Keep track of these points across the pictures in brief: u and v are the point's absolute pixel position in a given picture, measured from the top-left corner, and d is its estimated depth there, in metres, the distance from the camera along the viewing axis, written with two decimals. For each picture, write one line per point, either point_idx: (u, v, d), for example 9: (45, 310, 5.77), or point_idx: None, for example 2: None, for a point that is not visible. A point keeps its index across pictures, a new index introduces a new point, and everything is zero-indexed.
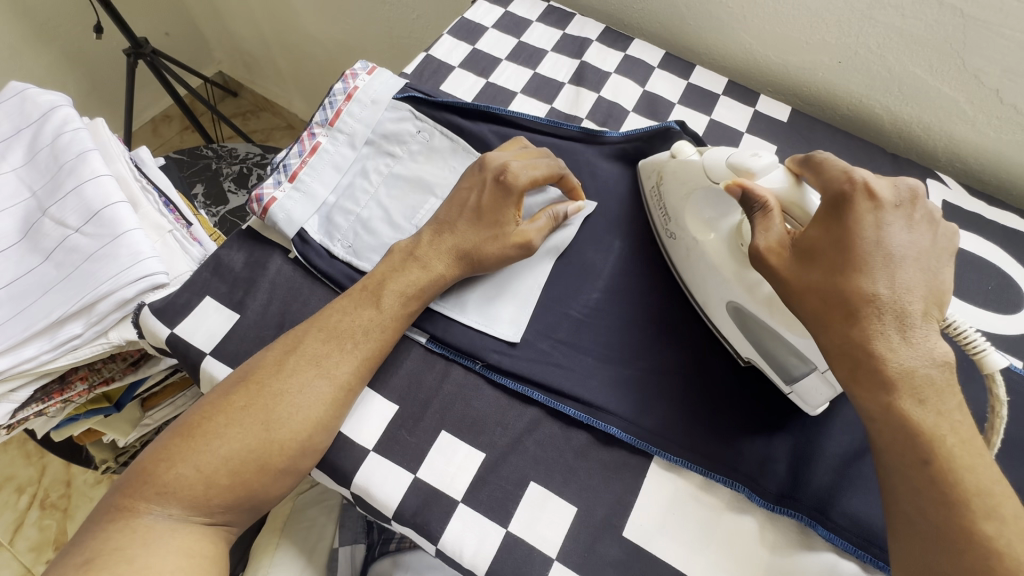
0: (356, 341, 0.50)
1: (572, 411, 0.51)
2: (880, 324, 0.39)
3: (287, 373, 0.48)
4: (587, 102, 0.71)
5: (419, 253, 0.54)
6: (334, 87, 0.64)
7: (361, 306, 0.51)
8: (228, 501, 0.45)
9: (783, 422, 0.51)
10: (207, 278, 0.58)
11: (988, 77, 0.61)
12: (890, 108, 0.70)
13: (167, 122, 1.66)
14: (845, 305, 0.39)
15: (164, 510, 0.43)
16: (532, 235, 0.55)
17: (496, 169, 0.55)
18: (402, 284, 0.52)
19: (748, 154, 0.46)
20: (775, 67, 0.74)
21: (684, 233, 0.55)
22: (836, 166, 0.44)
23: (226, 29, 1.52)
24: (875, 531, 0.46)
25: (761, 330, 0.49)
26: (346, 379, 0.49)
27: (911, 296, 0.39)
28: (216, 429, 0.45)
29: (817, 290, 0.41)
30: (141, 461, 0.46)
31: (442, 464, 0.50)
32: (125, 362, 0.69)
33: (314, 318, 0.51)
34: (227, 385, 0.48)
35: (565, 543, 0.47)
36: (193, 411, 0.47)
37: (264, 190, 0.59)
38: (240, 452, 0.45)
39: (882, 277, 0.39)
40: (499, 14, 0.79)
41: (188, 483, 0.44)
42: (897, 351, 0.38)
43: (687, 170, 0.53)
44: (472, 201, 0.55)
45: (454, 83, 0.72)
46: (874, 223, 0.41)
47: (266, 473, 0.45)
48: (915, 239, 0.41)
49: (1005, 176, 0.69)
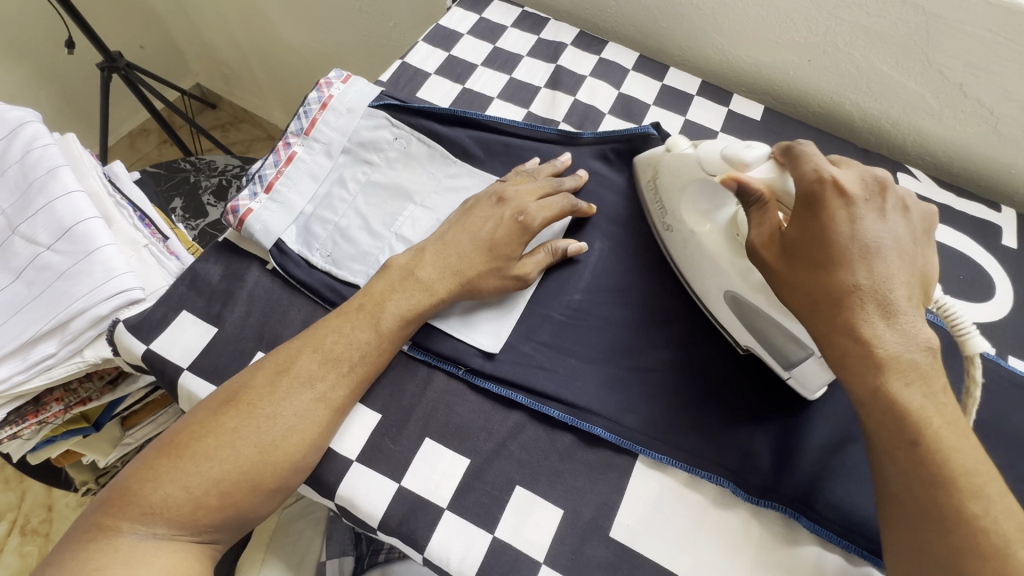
0: (353, 364, 0.49)
1: (557, 413, 0.51)
2: (863, 312, 0.39)
3: (280, 394, 0.47)
4: (563, 105, 0.72)
5: (420, 273, 0.53)
6: (309, 95, 0.64)
7: (359, 328, 0.50)
8: (216, 520, 0.44)
9: (765, 417, 0.51)
10: (184, 292, 0.58)
11: (952, 73, 0.63)
12: (861, 104, 0.72)
13: (145, 136, 1.65)
14: (829, 299, 0.40)
15: (149, 531, 0.42)
16: (530, 268, 0.55)
17: (514, 205, 0.57)
18: (382, 293, 0.52)
19: (741, 146, 0.47)
20: (748, 67, 0.76)
21: (681, 225, 0.55)
22: (815, 155, 0.44)
23: (202, 41, 1.51)
24: (859, 519, 0.47)
25: (756, 317, 0.50)
26: (338, 399, 0.48)
27: (892, 282, 0.40)
28: (206, 450, 0.44)
29: (805, 286, 0.42)
30: (124, 480, 0.44)
31: (427, 472, 0.49)
32: (102, 380, 0.67)
33: (306, 337, 0.50)
34: (216, 403, 0.47)
35: (553, 545, 0.47)
36: (181, 428, 0.46)
37: (240, 202, 0.59)
38: (230, 472, 0.44)
39: (861, 268, 0.40)
40: (474, 20, 0.80)
41: (176, 504, 0.43)
42: (881, 336, 0.38)
43: (682, 163, 0.54)
44: (484, 227, 0.56)
45: (431, 90, 0.73)
46: (848, 219, 0.41)
47: (258, 493, 0.45)
48: (892, 228, 0.42)
49: (972, 169, 0.70)
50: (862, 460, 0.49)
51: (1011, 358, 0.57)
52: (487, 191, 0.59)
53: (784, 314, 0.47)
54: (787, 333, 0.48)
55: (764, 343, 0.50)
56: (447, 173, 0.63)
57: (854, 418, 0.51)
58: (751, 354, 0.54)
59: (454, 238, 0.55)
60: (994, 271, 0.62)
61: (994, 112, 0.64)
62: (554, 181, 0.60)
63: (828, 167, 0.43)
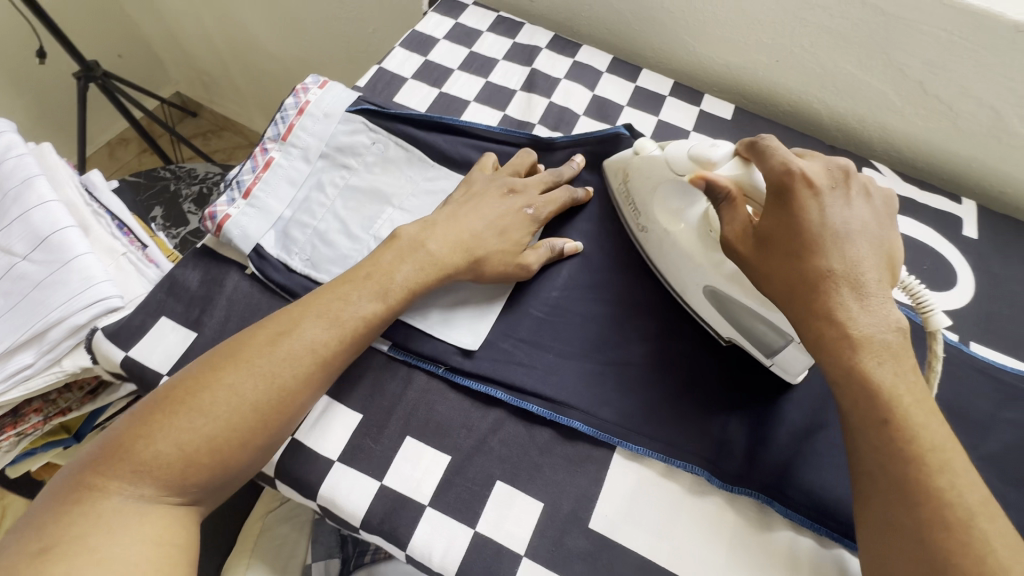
0: (355, 332, 0.50)
1: (536, 407, 0.52)
2: (838, 296, 0.41)
3: (279, 355, 0.47)
4: (538, 108, 0.73)
5: (428, 241, 0.54)
6: (286, 101, 0.65)
7: (364, 296, 0.51)
8: (205, 479, 0.44)
9: (738, 407, 0.52)
10: (163, 298, 0.58)
11: (911, 71, 0.65)
12: (827, 102, 0.74)
13: (124, 145, 1.63)
14: (805, 283, 0.42)
15: (137, 488, 0.42)
16: (531, 258, 0.57)
17: (524, 198, 0.60)
18: (367, 270, 0.52)
19: (706, 146, 0.49)
20: (718, 68, 0.78)
21: (654, 225, 0.57)
22: (779, 150, 0.45)
23: (181, 49, 1.51)
24: (829, 503, 0.48)
25: (734, 308, 0.51)
26: (335, 361, 0.49)
27: (864, 265, 0.41)
28: (202, 409, 0.44)
29: (782, 274, 0.43)
30: (112, 437, 0.44)
31: (408, 470, 0.50)
32: (82, 391, 0.67)
33: (308, 301, 0.50)
34: (213, 361, 0.46)
35: (533, 538, 0.48)
36: (175, 384, 0.46)
37: (218, 208, 0.59)
38: (224, 431, 0.44)
39: (834, 253, 0.42)
40: (450, 25, 0.81)
41: (167, 463, 0.42)
42: (855, 318, 0.40)
43: (650, 166, 0.55)
44: (496, 213, 0.58)
45: (408, 95, 0.74)
46: (818, 208, 0.43)
47: (249, 452, 0.45)
48: (857, 212, 0.44)
49: (934, 163, 0.73)
50: (832, 445, 0.51)
51: (972, 344, 0.59)
52: (498, 182, 0.60)
53: (764, 306, 0.48)
54: (768, 323, 0.49)
55: (747, 332, 0.52)
56: (425, 176, 0.64)
57: (823, 404, 0.52)
58: (733, 345, 0.55)
59: (448, 223, 0.56)
60: (956, 261, 0.65)
61: (952, 108, 0.66)
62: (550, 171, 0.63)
63: (792, 159, 0.45)
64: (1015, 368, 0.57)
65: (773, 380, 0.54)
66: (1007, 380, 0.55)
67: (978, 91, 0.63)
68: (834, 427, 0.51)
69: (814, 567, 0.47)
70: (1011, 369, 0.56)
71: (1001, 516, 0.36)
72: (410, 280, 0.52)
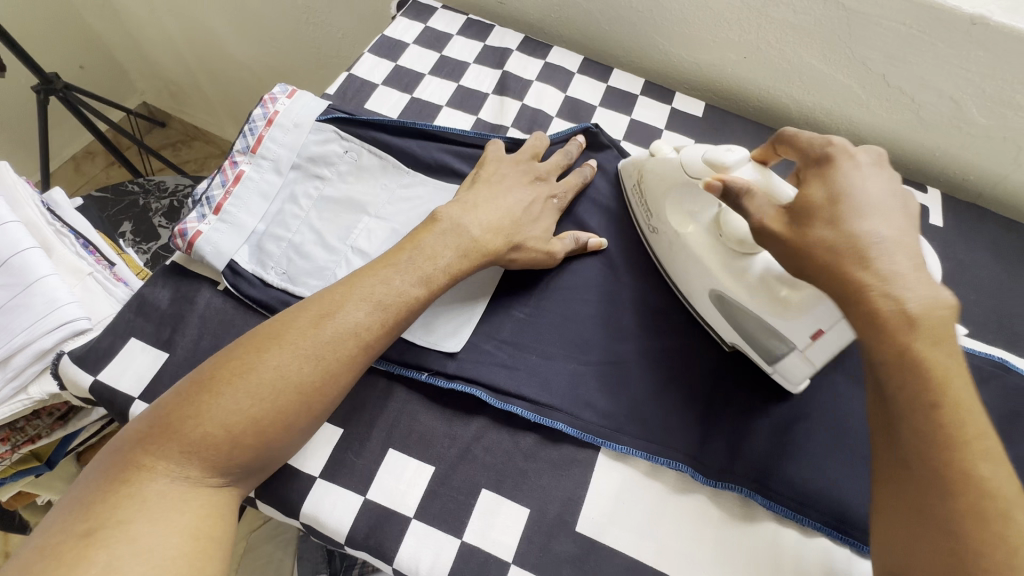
0: (396, 315, 0.49)
1: (521, 411, 0.52)
2: (890, 264, 0.38)
3: (324, 336, 0.45)
4: (511, 110, 0.73)
5: (466, 222, 0.54)
6: (253, 112, 0.63)
7: (401, 280, 0.50)
8: (249, 460, 0.43)
9: (717, 403, 0.53)
10: (131, 318, 0.56)
11: (874, 64, 0.67)
12: (794, 97, 0.75)
13: (90, 159, 1.59)
14: (854, 249, 0.39)
15: (183, 469, 0.41)
16: (558, 246, 0.58)
17: (548, 187, 0.61)
18: (409, 253, 0.51)
19: (722, 150, 0.49)
20: (689, 66, 0.78)
21: (666, 227, 0.57)
22: (810, 135, 0.47)
23: (146, 59, 1.47)
24: (810, 494, 0.49)
25: (738, 313, 0.51)
26: (376, 347, 0.48)
27: (908, 236, 0.40)
28: (247, 389, 0.43)
29: (825, 241, 0.40)
30: (160, 413, 0.43)
31: (392, 483, 0.49)
32: (52, 417, 0.65)
33: (350, 283, 0.49)
34: (259, 340, 0.45)
35: (520, 545, 0.47)
36: (221, 361, 0.45)
37: (188, 224, 0.58)
38: (269, 412, 0.43)
39: (880, 222, 0.40)
40: (419, 30, 0.80)
41: (213, 443, 0.41)
42: (909, 287, 0.37)
43: (665, 168, 0.56)
44: (524, 198, 0.59)
45: (379, 101, 0.73)
46: (857, 176, 0.43)
47: (290, 436, 0.44)
48: (897, 187, 0.43)
49: (900, 153, 0.75)
50: (811, 436, 0.51)
51: None
52: (522, 167, 0.61)
53: (778, 314, 0.47)
54: (770, 330, 0.49)
55: (750, 338, 0.51)
56: (400, 183, 0.63)
57: (802, 396, 0.53)
58: (736, 351, 0.55)
59: (481, 204, 0.56)
60: None
61: (915, 100, 0.68)
62: (563, 151, 0.65)
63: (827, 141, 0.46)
64: (982, 352, 0.58)
65: (750, 374, 0.54)
66: (974, 364, 0.57)
67: (938, 83, 0.65)
68: (812, 418, 0.52)
69: (798, 558, 0.48)
70: (979, 353, 0.57)
71: None
72: (449, 267, 0.52)
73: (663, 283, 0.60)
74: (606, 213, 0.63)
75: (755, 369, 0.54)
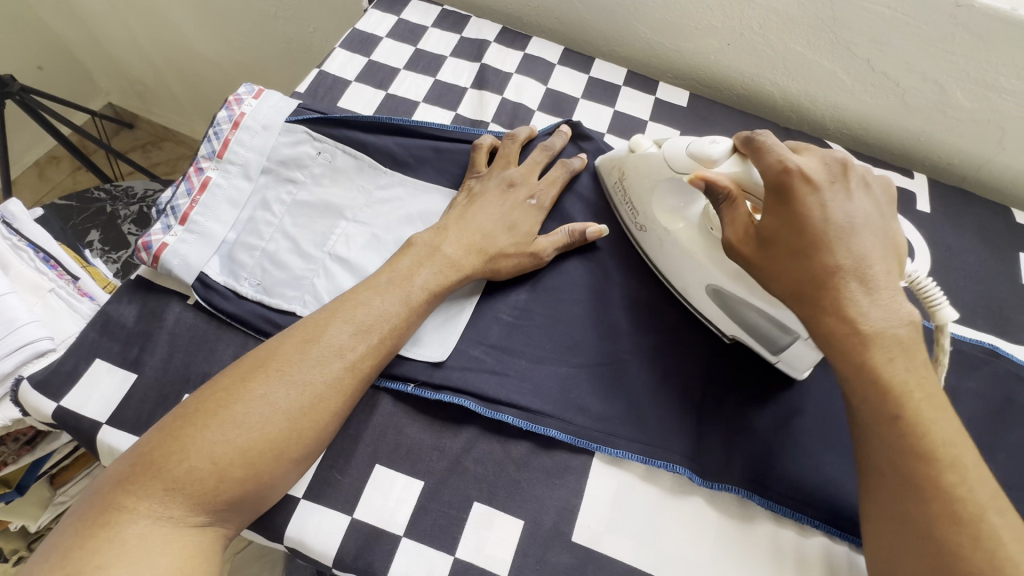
0: (383, 334, 0.47)
1: (512, 418, 0.50)
2: (848, 291, 0.41)
3: (312, 361, 0.44)
4: (491, 105, 0.70)
5: (446, 246, 0.53)
6: (217, 115, 0.60)
7: (389, 297, 0.49)
8: (236, 496, 0.40)
9: (713, 403, 0.52)
10: (96, 338, 0.53)
11: (858, 49, 0.65)
12: (779, 83, 0.74)
13: (55, 164, 1.52)
14: (814, 280, 0.41)
15: (166, 509, 0.38)
16: (546, 247, 0.56)
17: (525, 189, 0.58)
18: (387, 274, 0.50)
19: (706, 142, 0.48)
20: (672, 54, 0.76)
21: (653, 225, 0.55)
22: (776, 145, 0.45)
23: (108, 57, 1.40)
24: (808, 490, 0.48)
25: (738, 304, 0.51)
26: (365, 369, 0.46)
27: (871, 258, 0.41)
28: (234, 419, 0.41)
29: (789, 272, 0.43)
30: (141, 451, 0.40)
31: (380, 500, 0.47)
32: (18, 442, 0.62)
33: (336, 304, 0.48)
34: (246, 368, 0.43)
35: (515, 559, 0.46)
36: (205, 393, 0.42)
37: (152, 237, 0.55)
38: (258, 442, 0.41)
39: (840, 247, 0.41)
40: (392, 22, 0.77)
41: (199, 479, 0.39)
42: (866, 314, 0.40)
43: (648, 164, 0.54)
44: (502, 210, 0.56)
45: (352, 98, 0.70)
46: (818, 203, 0.43)
47: (281, 466, 0.41)
48: (860, 206, 0.44)
49: (887, 139, 0.74)
50: (807, 432, 0.51)
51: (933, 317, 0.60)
52: (495, 178, 0.58)
53: (770, 304, 0.48)
54: (773, 319, 0.49)
55: (750, 329, 0.51)
56: (378, 184, 0.60)
57: (795, 391, 0.53)
58: (736, 342, 0.54)
59: (455, 225, 0.55)
60: (912, 236, 0.66)
61: (900, 84, 0.67)
62: (544, 145, 0.62)
63: (789, 156, 0.44)
64: (973, 338, 0.58)
65: (745, 370, 0.53)
66: (966, 351, 0.56)
67: (922, 67, 0.64)
68: (807, 413, 0.51)
69: (798, 556, 0.47)
70: (970, 340, 0.57)
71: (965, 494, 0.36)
72: (427, 285, 0.51)
73: (653, 281, 0.58)
74: (592, 210, 0.62)
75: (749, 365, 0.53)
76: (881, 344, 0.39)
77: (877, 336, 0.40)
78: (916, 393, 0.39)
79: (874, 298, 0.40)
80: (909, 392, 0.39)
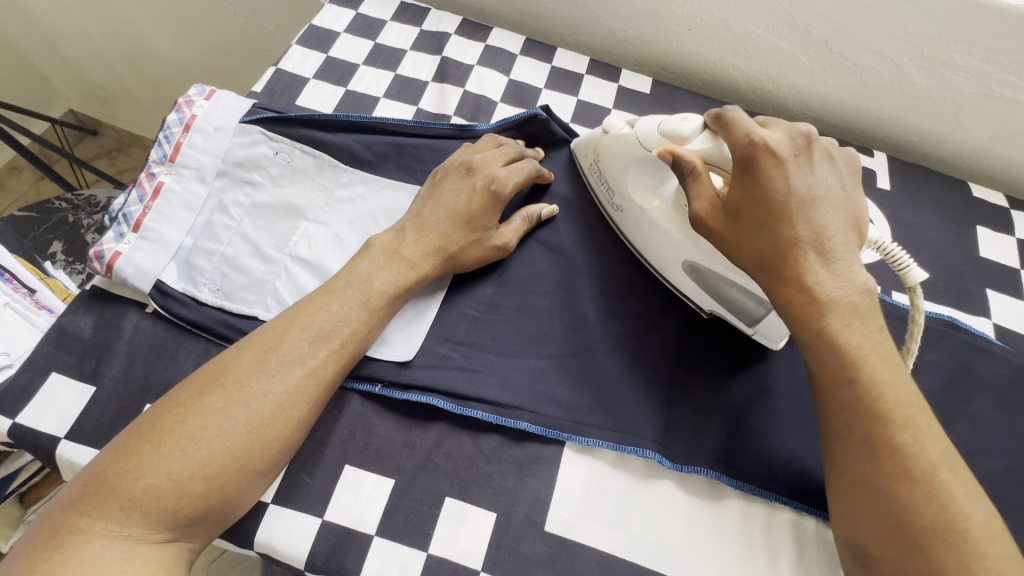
0: (341, 336, 0.47)
1: (481, 414, 0.50)
2: (805, 260, 0.41)
3: (271, 372, 0.43)
4: (452, 98, 0.70)
5: (405, 250, 0.52)
6: (168, 118, 0.58)
7: (347, 304, 0.48)
8: (199, 510, 0.39)
9: (681, 388, 0.52)
10: (51, 352, 0.51)
11: (816, 29, 0.66)
12: (742, 68, 0.74)
13: (15, 174, 1.48)
14: (775, 251, 0.42)
15: (124, 527, 0.37)
16: (510, 236, 0.56)
17: (484, 174, 0.56)
18: (345, 279, 0.49)
19: (678, 119, 0.48)
20: (635, 41, 0.76)
21: (630, 205, 0.55)
22: (743, 119, 0.45)
23: (64, 64, 1.36)
24: (775, 468, 0.49)
25: (711, 279, 0.52)
26: (328, 374, 0.45)
27: (829, 230, 0.42)
28: (191, 432, 0.40)
29: (750, 245, 0.43)
30: (95, 471, 0.39)
31: (349, 501, 0.47)
32: None
33: (290, 313, 0.47)
34: (201, 383, 0.42)
35: (488, 551, 0.46)
36: (159, 407, 0.42)
37: (104, 246, 0.53)
38: (219, 456, 0.40)
39: (800, 220, 0.42)
40: (350, 17, 0.76)
41: (157, 495, 0.38)
42: (823, 282, 0.41)
43: (620, 144, 0.54)
44: (459, 203, 0.54)
45: (311, 96, 0.68)
46: (783, 175, 0.43)
47: (245, 476, 0.41)
48: (825, 178, 0.44)
49: (848, 120, 0.75)
50: (774, 410, 0.52)
51: (895, 293, 0.61)
52: (459, 159, 0.57)
53: (739, 276, 0.48)
54: (747, 292, 0.50)
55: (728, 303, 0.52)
56: (339, 182, 0.59)
57: (763, 372, 0.53)
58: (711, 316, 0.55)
59: (414, 224, 0.54)
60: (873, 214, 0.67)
61: (858, 64, 0.68)
62: (496, 138, 0.61)
63: (756, 130, 0.44)
64: (934, 312, 0.59)
65: (716, 357, 0.54)
66: (925, 325, 0.57)
67: (878, 46, 0.65)
68: (774, 393, 0.52)
69: (766, 534, 0.48)
70: (929, 313, 0.58)
71: (909, 459, 0.37)
72: (387, 286, 0.50)
73: (619, 268, 0.58)
74: (557, 202, 0.62)
75: (718, 349, 0.54)
76: (838, 314, 0.40)
77: (832, 303, 0.40)
78: (872, 358, 0.40)
79: (830, 270, 0.41)
80: (866, 362, 0.40)
